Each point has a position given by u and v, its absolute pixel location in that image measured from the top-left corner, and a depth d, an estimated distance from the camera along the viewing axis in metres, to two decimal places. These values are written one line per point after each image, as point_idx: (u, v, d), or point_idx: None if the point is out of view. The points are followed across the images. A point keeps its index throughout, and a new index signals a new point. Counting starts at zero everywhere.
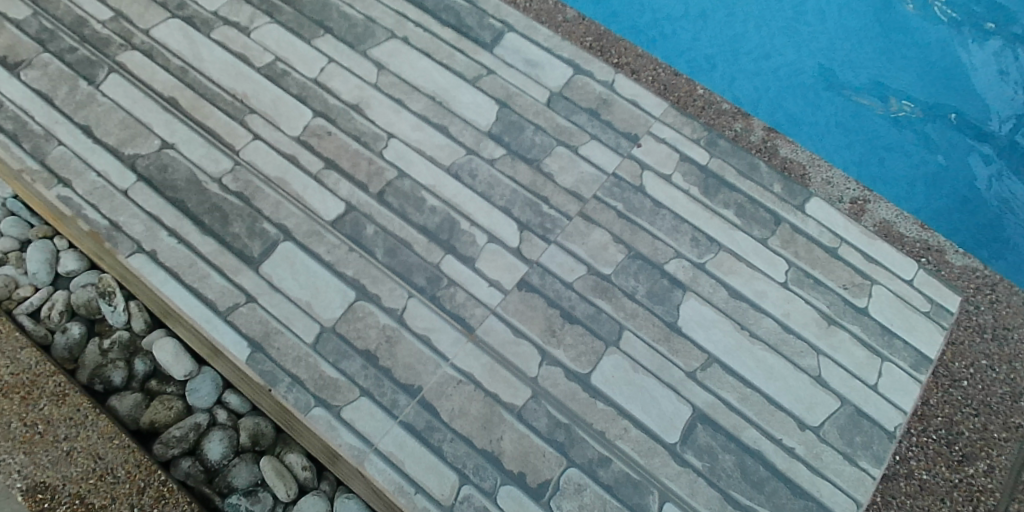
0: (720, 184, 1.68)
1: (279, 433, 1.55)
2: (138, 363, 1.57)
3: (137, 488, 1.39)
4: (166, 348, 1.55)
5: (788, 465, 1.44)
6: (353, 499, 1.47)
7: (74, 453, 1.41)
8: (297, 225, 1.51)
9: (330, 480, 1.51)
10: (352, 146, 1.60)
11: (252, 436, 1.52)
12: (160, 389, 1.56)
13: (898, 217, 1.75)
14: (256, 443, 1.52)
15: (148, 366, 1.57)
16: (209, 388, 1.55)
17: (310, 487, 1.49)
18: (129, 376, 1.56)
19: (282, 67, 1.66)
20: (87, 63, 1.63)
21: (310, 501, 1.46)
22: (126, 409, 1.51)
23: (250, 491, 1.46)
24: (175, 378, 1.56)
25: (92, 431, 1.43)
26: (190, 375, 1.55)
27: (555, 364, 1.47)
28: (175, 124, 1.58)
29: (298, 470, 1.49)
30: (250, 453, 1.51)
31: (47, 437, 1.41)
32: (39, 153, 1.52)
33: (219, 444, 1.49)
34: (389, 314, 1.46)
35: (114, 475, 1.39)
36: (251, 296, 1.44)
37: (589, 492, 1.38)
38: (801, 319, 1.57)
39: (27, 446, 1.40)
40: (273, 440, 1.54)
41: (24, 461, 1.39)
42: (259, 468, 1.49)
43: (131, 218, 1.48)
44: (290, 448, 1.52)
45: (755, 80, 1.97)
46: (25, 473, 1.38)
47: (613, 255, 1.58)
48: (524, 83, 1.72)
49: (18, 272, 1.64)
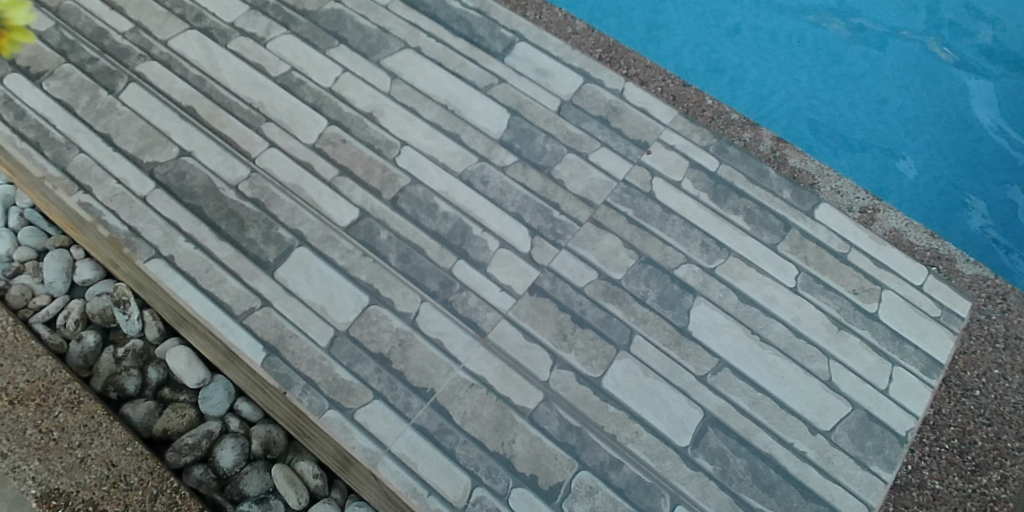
0: (729, 191, 1.70)
1: (291, 441, 1.57)
2: (152, 371, 1.59)
3: (150, 494, 1.40)
4: (179, 356, 1.57)
5: (799, 468, 1.44)
6: (365, 507, 1.49)
7: (88, 459, 1.42)
8: (312, 230, 1.54)
9: (340, 488, 1.52)
10: (365, 153, 1.63)
11: (263, 444, 1.53)
12: (173, 397, 1.57)
13: (908, 226, 1.77)
14: (268, 450, 1.53)
15: (161, 374, 1.59)
16: (221, 396, 1.57)
17: (321, 495, 1.50)
18: (143, 385, 1.58)
19: (298, 77, 1.70)
20: (107, 73, 1.66)
21: (321, 508, 1.47)
22: (140, 416, 1.53)
23: (262, 499, 1.47)
24: (188, 386, 1.58)
25: (106, 439, 1.45)
26: (202, 383, 1.57)
27: (567, 368, 1.48)
28: (193, 132, 1.61)
29: (309, 477, 1.50)
30: (261, 460, 1.52)
31: (62, 443, 1.43)
32: (60, 161, 1.55)
33: (231, 451, 1.50)
34: (402, 318, 1.48)
35: (127, 482, 1.41)
36: (266, 301, 1.46)
37: (600, 495, 1.38)
38: (811, 324, 1.58)
39: (42, 452, 1.42)
40: (285, 447, 1.56)
41: (39, 467, 1.40)
42: (270, 476, 1.50)
43: (149, 224, 1.50)
44: (301, 456, 1.53)
45: (760, 84, 2.00)
46: (40, 479, 1.39)
47: (623, 261, 1.59)
48: (535, 92, 1.75)
49: (35, 281, 1.67)
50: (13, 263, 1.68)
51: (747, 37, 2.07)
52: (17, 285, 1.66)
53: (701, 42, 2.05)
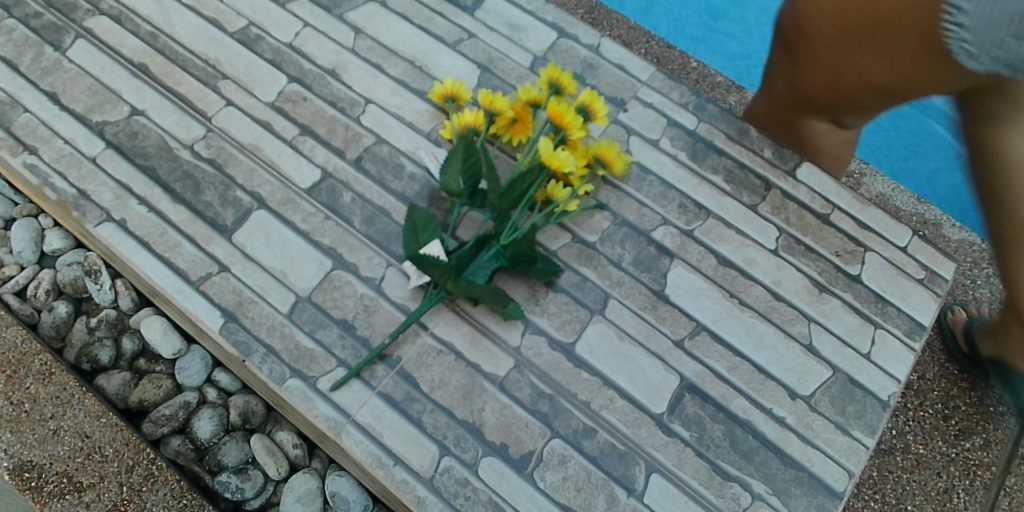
0: (709, 149, 1.64)
1: (270, 411, 1.45)
2: (126, 341, 1.46)
3: (126, 466, 1.30)
4: (154, 325, 1.44)
5: (777, 435, 1.40)
6: (345, 477, 1.38)
7: (61, 431, 1.32)
8: (272, 192, 1.47)
9: (321, 458, 1.41)
10: (328, 112, 1.56)
11: (242, 414, 1.41)
12: (149, 368, 1.44)
13: (894, 191, 1.81)
14: (247, 421, 1.41)
15: (137, 344, 1.46)
16: (198, 367, 1.44)
17: (302, 465, 1.40)
18: (117, 355, 1.45)
19: (256, 32, 1.63)
20: (54, 28, 1.59)
21: (300, 479, 1.36)
22: (114, 388, 1.40)
23: (241, 469, 1.35)
24: (164, 357, 1.45)
25: (79, 410, 1.34)
26: (179, 353, 1.45)
27: (539, 333, 1.43)
28: (145, 90, 1.54)
29: (289, 448, 1.39)
30: (240, 431, 1.41)
31: (34, 415, 1.33)
32: (4, 121, 1.48)
33: (209, 422, 1.38)
34: (367, 284, 1.42)
35: (102, 454, 1.31)
36: (224, 266, 1.40)
37: (573, 464, 1.34)
38: (792, 287, 1.53)
39: (14, 424, 1.31)
40: (264, 418, 1.44)
41: (11, 439, 1.30)
42: (249, 446, 1.39)
43: (99, 187, 1.43)
44: (281, 426, 1.42)
45: None
46: (12, 452, 1.29)
47: (598, 223, 1.54)
48: (505, 47, 1.69)
49: (3, 251, 1.53)
50: None
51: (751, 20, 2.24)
52: None
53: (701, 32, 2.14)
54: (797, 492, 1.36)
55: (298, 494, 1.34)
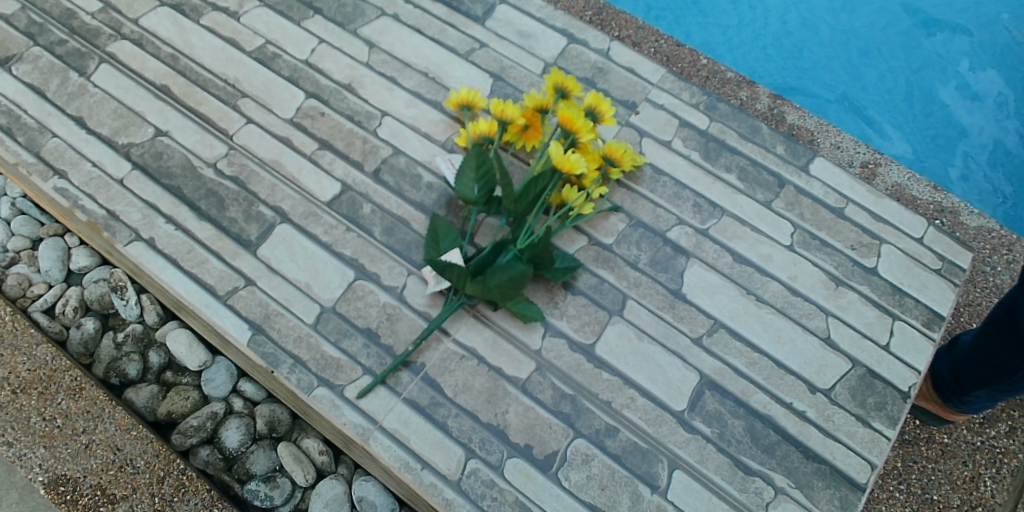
0: (720, 148, 1.67)
1: (297, 419, 1.45)
2: (153, 355, 1.46)
3: (157, 477, 1.30)
4: (180, 338, 1.45)
5: (798, 428, 1.41)
6: (371, 482, 1.38)
7: (93, 445, 1.32)
8: (294, 206, 1.51)
9: (348, 463, 1.42)
10: (345, 126, 1.60)
11: (269, 423, 1.42)
12: (176, 380, 1.45)
13: (911, 179, 1.71)
14: (273, 429, 1.42)
15: (163, 358, 1.46)
16: (224, 377, 1.45)
17: (329, 472, 1.40)
18: (145, 369, 1.45)
19: (273, 50, 1.67)
20: (78, 55, 1.64)
21: (327, 485, 1.36)
22: (143, 401, 1.41)
23: (270, 476, 1.36)
24: (190, 369, 1.45)
25: (109, 424, 1.34)
26: (204, 365, 1.46)
27: (559, 335, 1.45)
28: (168, 112, 1.58)
29: (315, 455, 1.39)
30: (267, 440, 1.41)
31: (66, 430, 1.33)
32: (34, 146, 1.53)
33: (236, 431, 1.39)
34: (389, 292, 1.45)
35: (134, 466, 1.31)
36: (250, 280, 1.44)
37: (596, 462, 1.36)
38: (809, 282, 1.54)
39: (47, 439, 1.31)
40: (291, 426, 1.44)
41: (44, 455, 1.30)
42: (277, 454, 1.39)
43: (128, 207, 1.48)
44: (307, 433, 1.42)
45: (787, 66, 2.12)
46: (46, 466, 1.29)
47: (613, 225, 1.56)
48: (517, 55, 1.72)
49: (31, 270, 1.53)
50: (7, 253, 1.54)
51: (761, 37, 2.16)
52: (13, 275, 1.51)
53: (713, 38, 2.13)
54: (820, 485, 1.37)
55: (326, 499, 1.34)
